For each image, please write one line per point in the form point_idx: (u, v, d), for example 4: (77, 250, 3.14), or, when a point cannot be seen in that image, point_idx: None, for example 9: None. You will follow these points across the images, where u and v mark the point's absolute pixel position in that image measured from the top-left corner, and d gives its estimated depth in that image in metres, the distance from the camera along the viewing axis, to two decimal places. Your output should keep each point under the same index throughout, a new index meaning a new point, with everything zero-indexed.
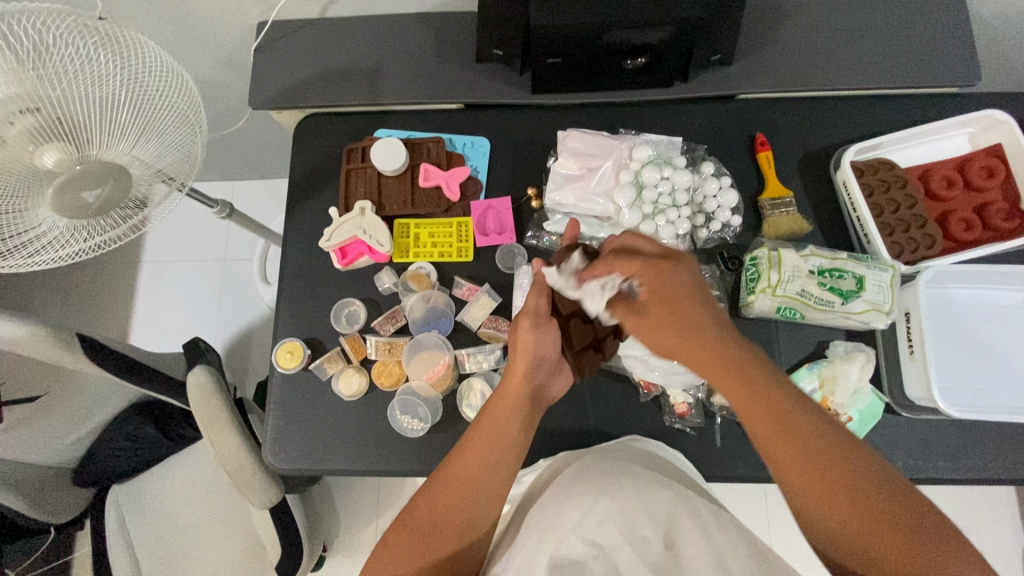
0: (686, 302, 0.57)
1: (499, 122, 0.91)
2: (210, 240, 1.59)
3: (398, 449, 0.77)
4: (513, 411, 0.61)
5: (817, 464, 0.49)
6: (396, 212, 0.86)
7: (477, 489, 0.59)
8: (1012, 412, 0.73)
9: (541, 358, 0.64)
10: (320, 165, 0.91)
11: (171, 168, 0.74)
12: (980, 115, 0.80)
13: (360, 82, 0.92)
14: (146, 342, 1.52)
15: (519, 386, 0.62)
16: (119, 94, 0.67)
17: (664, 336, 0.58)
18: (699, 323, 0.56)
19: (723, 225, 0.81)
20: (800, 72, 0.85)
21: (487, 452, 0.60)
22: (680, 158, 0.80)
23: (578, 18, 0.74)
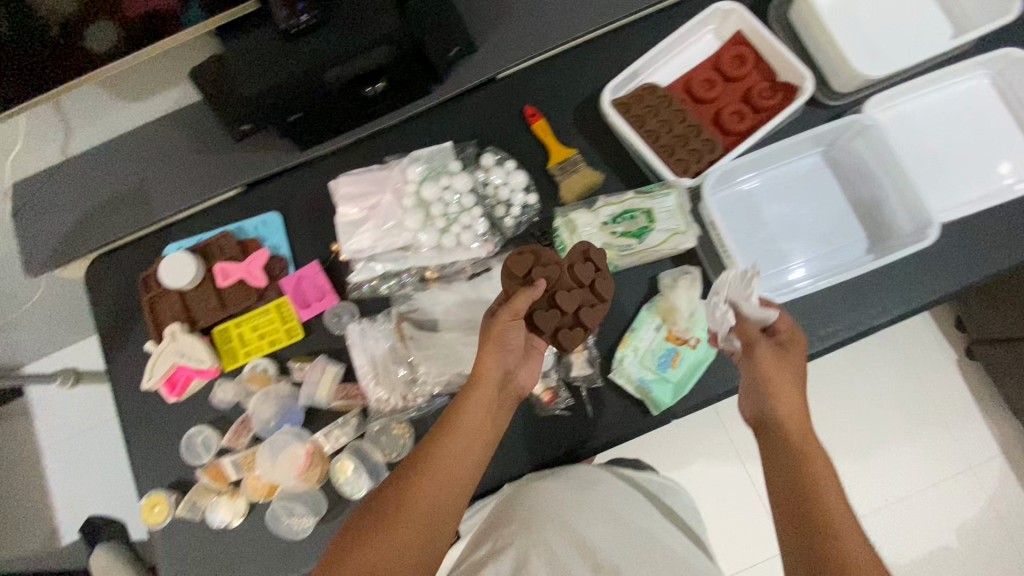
0: (788, 368, 0.63)
1: (282, 190, 0.88)
2: (69, 413, 1.38)
3: (295, 554, 0.74)
4: (490, 403, 0.61)
5: (806, 505, 0.53)
6: (210, 322, 0.82)
7: (445, 501, 0.55)
8: (834, 275, 0.76)
9: (510, 345, 0.64)
10: (124, 305, 0.87)
11: None
12: (709, 12, 0.82)
13: (130, 207, 0.88)
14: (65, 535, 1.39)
15: (495, 378, 0.62)
16: None
17: (770, 373, 0.63)
18: (788, 376, 0.63)
19: (522, 207, 0.82)
20: (539, 36, 0.86)
21: (463, 446, 0.58)
22: (453, 162, 0.79)
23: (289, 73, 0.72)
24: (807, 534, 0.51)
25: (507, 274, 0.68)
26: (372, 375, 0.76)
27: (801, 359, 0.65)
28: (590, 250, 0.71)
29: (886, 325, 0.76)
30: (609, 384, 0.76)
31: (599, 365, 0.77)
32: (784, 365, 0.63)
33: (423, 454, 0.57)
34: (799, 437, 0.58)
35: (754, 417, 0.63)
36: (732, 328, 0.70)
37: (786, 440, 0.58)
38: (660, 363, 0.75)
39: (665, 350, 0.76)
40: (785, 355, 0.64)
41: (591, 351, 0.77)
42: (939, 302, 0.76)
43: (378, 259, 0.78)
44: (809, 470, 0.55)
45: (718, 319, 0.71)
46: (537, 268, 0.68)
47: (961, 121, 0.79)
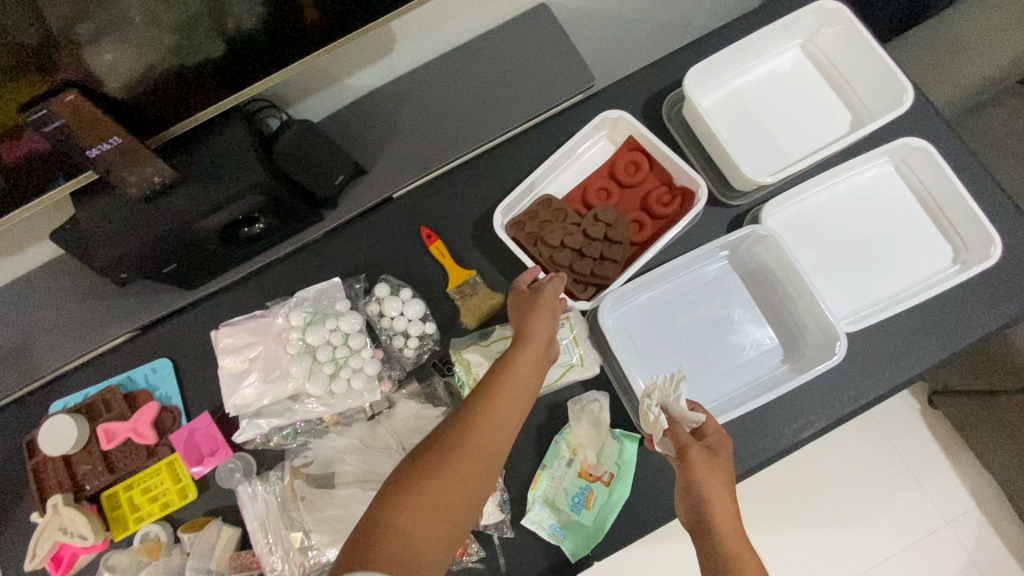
0: (717, 470, 0.58)
1: (175, 333, 0.83)
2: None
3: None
4: (538, 360, 0.60)
5: None
6: (97, 487, 0.77)
7: (486, 462, 0.52)
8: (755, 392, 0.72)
9: (553, 310, 0.66)
10: (10, 469, 0.81)
11: None
12: (598, 120, 0.79)
13: (10, 364, 0.82)
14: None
15: (537, 341, 0.62)
16: None
17: (705, 483, 0.56)
18: (720, 478, 0.57)
19: (420, 338, 0.77)
20: (430, 152, 0.83)
21: (510, 402, 0.55)
22: (340, 301, 0.75)
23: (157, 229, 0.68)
24: None
25: (526, 229, 0.78)
26: (267, 539, 0.71)
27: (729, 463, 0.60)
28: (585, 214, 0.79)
29: (810, 440, 0.70)
30: (523, 531, 0.70)
31: (510, 510, 0.71)
32: (718, 472, 0.58)
33: (472, 406, 0.54)
34: (734, 546, 0.53)
35: (692, 526, 0.57)
36: (663, 434, 0.62)
37: (734, 566, 0.52)
38: (574, 504, 0.70)
39: (580, 487, 0.70)
40: (716, 459, 0.59)
41: (502, 496, 0.70)
42: (864, 409, 0.71)
43: (265, 413, 0.73)
44: None
45: (650, 423, 0.63)
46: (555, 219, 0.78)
47: (869, 212, 0.76)
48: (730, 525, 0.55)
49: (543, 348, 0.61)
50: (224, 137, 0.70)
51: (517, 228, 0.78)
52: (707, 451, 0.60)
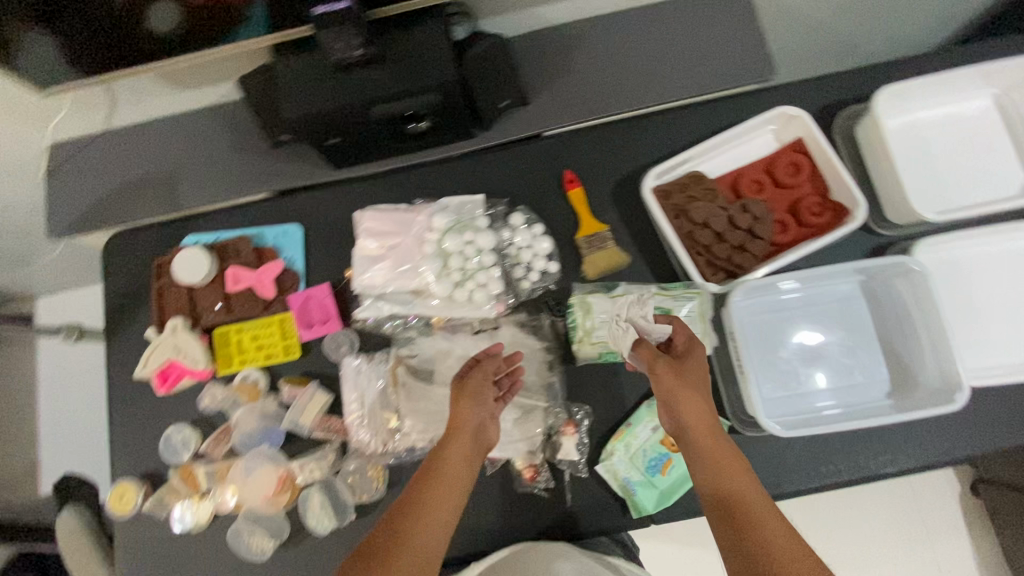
0: (694, 383, 0.62)
1: (310, 204, 0.87)
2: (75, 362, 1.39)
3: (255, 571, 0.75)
4: (464, 454, 0.62)
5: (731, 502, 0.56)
6: (212, 322, 0.82)
7: (423, 547, 0.57)
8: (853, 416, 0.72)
9: (480, 397, 0.66)
10: (136, 284, 0.87)
11: None
12: (773, 113, 0.79)
13: (157, 190, 0.88)
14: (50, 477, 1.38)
15: (461, 429, 0.63)
16: None
17: (677, 396, 0.61)
18: (693, 389, 0.62)
19: (541, 274, 0.79)
20: (594, 100, 0.83)
21: (429, 497, 0.59)
22: (480, 218, 0.77)
23: (344, 103, 0.71)
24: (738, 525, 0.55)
25: (674, 196, 0.79)
26: (362, 412, 0.76)
27: (700, 370, 0.64)
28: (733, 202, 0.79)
29: (892, 477, 0.72)
30: (595, 477, 0.74)
31: (587, 453, 0.74)
32: (687, 384, 0.62)
33: (400, 513, 0.59)
34: (710, 441, 0.59)
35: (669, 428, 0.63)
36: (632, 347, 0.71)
37: (710, 458, 0.58)
38: (650, 466, 0.73)
39: (659, 454, 0.73)
40: (684, 372, 0.63)
41: (582, 438, 0.75)
42: (952, 463, 0.72)
43: (386, 299, 0.77)
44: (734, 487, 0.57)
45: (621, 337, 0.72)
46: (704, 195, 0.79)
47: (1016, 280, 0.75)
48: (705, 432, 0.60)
49: (470, 436, 0.63)
50: (416, 32, 0.71)
51: (664, 194, 0.79)
52: (676, 364, 0.64)
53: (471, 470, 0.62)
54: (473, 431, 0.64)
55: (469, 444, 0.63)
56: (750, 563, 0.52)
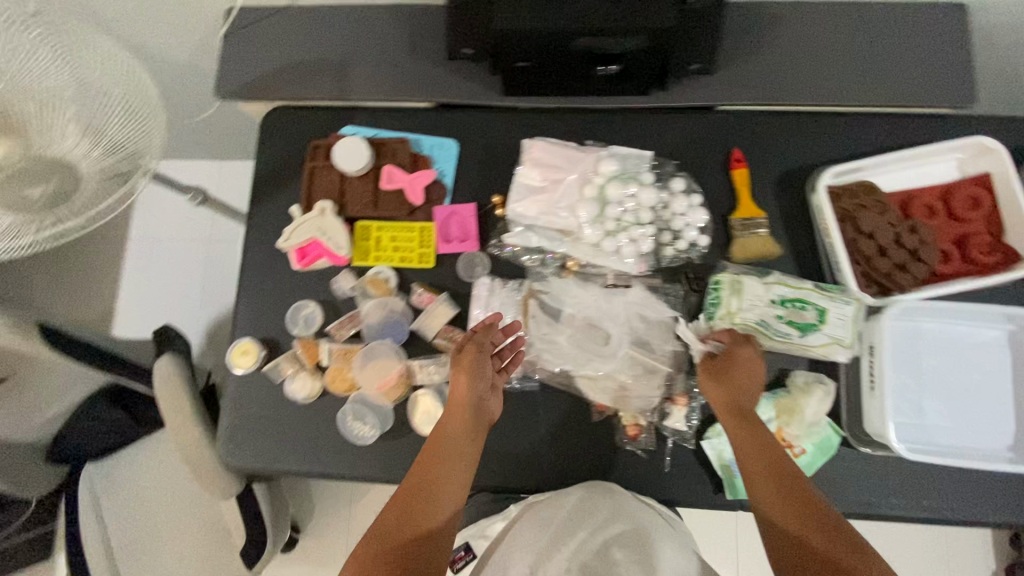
0: (738, 378, 0.69)
1: (471, 123, 0.88)
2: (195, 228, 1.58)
3: (354, 454, 0.78)
4: (458, 429, 0.67)
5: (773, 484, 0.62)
6: (357, 213, 0.84)
7: (436, 510, 0.62)
8: (975, 462, 0.71)
9: (479, 375, 0.70)
10: (286, 160, 0.89)
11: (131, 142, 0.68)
12: (970, 141, 0.76)
13: (327, 74, 0.88)
14: (123, 314, 1.56)
15: (458, 404, 0.68)
16: (55, 82, 0.67)
17: (714, 394, 0.69)
18: (734, 389, 0.68)
19: (689, 245, 0.78)
20: (779, 87, 0.82)
21: (435, 469, 0.64)
22: (647, 174, 0.76)
23: (556, 25, 0.71)
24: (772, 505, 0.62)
25: (843, 200, 0.77)
26: None
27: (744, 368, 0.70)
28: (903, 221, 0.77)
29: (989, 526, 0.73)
30: (697, 451, 0.75)
31: (696, 427, 0.75)
32: (722, 383, 0.69)
33: (405, 483, 0.64)
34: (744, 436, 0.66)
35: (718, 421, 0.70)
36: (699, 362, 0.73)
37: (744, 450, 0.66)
38: None
39: None
40: (722, 371, 0.70)
41: (694, 412, 0.75)
42: None
43: (536, 232, 0.78)
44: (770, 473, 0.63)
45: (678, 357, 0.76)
46: (874, 206, 0.77)
47: None
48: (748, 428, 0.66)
49: (468, 411, 0.68)
50: None
51: (834, 195, 0.78)
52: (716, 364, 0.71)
53: (473, 441, 0.67)
54: (471, 405, 0.68)
55: (469, 418, 0.67)
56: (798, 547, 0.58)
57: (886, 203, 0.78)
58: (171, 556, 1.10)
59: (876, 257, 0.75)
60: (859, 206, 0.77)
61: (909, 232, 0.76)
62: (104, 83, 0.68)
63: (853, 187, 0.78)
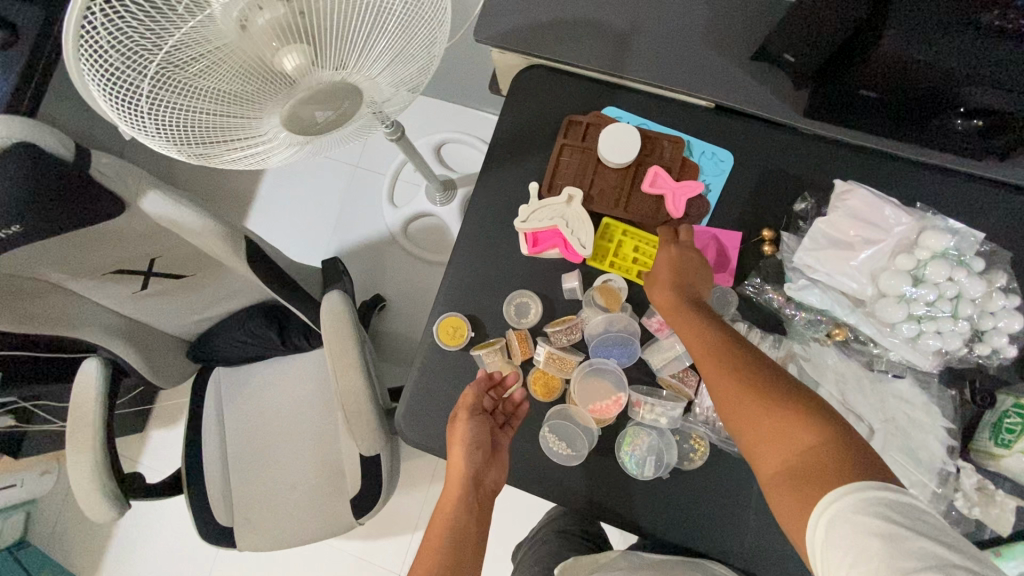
0: (676, 259, 0.67)
1: (753, 140, 0.76)
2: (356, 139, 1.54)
3: (521, 461, 0.72)
4: (454, 506, 0.65)
5: (725, 367, 0.58)
6: (604, 209, 0.75)
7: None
8: None
9: (477, 443, 0.67)
10: (533, 128, 0.80)
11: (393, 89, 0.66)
12: None
13: (606, 43, 0.77)
14: (260, 210, 1.54)
15: (455, 477, 0.66)
16: (389, 14, 0.55)
17: (657, 277, 0.67)
18: (673, 277, 0.66)
19: (993, 352, 0.66)
20: None
21: (433, 560, 0.60)
22: (977, 261, 0.64)
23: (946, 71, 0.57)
24: (727, 400, 0.57)
25: None
26: None
27: (683, 254, 0.68)
28: None
29: None
30: None
31: None
32: (666, 268, 0.67)
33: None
34: (683, 325, 0.63)
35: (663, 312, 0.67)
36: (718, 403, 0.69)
37: (687, 333, 0.62)
38: None
39: None
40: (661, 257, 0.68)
41: None
42: None
43: (820, 290, 0.67)
44: (712, 358, 0.59)
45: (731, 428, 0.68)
46: None
47: None
48: (688, 316, 0.63)
49: (467, 489, 0.66)
50: None
51: None
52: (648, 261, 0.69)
53: (474, 513, 0.65)
54: (471, 478, 0.66)
55: (467, 490, 0.66)
56: (758, 425, 0.54)
57: None
58: (281, 480, 1.09)
59: None
60: None
61: None
62: (422, 25, 0.59)
63: None
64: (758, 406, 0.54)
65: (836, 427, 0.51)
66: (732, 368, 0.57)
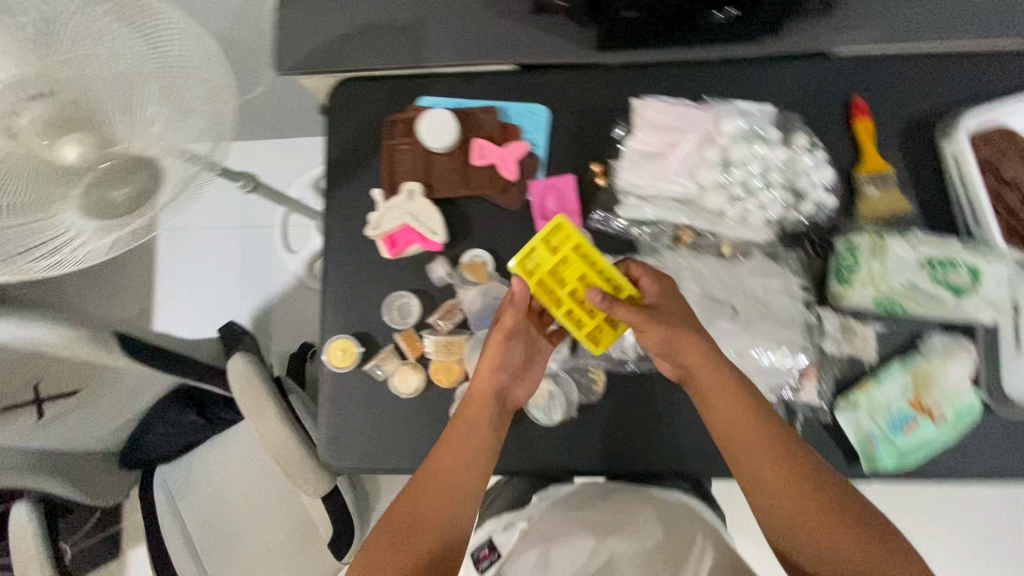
0: (699, 327, 0.65)
1: (561, 86, 0.80)
2: (234, 201, 1.51)
3: None
4: (480, 416, 0.66)
5: (783, 459, 0.59)
6: (446, 192, 0.77)
7: (459, 497, 0.63)
8: None
9: (506, 363, 0.68)
10: (360, 139, 0.81)
11: (207, 146, 0.65)
12: None
13: (400, 40, 0.80)
14: (162, 301, 1.51)
15: (482, 397, 0.67)
16: (138, 70, 0.58)
17: (672, 342, 0.63)
18: (710, 353, 0.62)
19: (816, 206, 0.72)
20: (914, 22, 0.72)
21: (453, 462, 0.64)
22: (773, 131, 0.70)
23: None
24: (778, 484, 0.58)
25: (991, 148, 0.71)
26: None
27: (677, 311, 0.65)
28: None
29: None
30: (830, 424, 0.72)
31: (827, 399, 0.72)
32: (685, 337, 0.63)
33: (427, 467, 0.65)
34: (732, 408, 0.61)
35: (678, 377, 0.66)
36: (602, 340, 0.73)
37: (731, 417, 0.61)
38: (893, 424, 0.70)
39: (902, 414, 0.71)
40: (655, 315, 0.64)
41: (825, 384, 0.71)
42: None
43: (650, 202, 0.72)
44: (760, 447, 0.59)
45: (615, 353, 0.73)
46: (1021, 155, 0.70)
47: None
48: (736, 401, 0.61)
49: (493, 405, 0.67)
50: None
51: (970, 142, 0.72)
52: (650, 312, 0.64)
53: (496, 431, 0.67)
54: (496, 394, 0.67)
55: (491, 405, 0.67)
56: (809, 521, 0.57)
57: None
58: (256, 552, 1.09)
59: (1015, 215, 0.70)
60: (1007, 151, 0.70)
61: None
62: (185, 71, 0.61)
63: (1000, 129, 0.71)
64: (820, 518, 0.57)
65: (873, 526, 0.57)
66: (788, 466, 0.59)
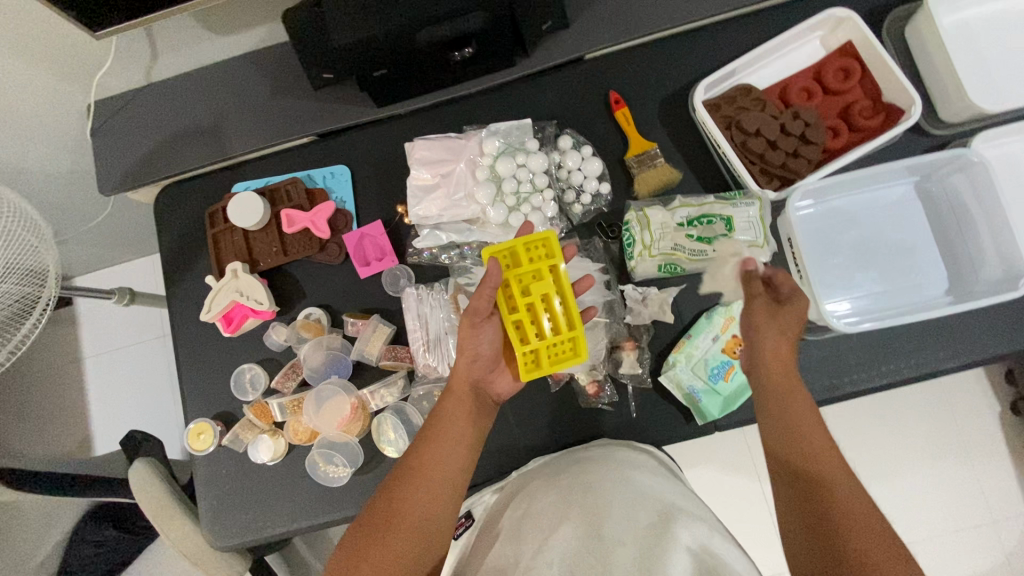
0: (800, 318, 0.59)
1: (357, 145, 0.87)
2: (145, 314, 1.55)
3: (316, 501, 0.78)
4: (463, 405, 0.63)
5: (819, 457, 0.53)
6: (270, 264, 0.83)
7: (445, 481, 0.59)
8: (897, 312, 0.76)
9: (478, 352, 0.64)
10: (191, 236, 0.88)
11: (40, 266, 0.79)
12: (823, 18, 0.77)
13: (201, 140, 0.86)
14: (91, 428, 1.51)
15: (461, 382, 0.64)
16: None
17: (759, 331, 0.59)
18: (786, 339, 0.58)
19: (594, 196, 0.80)
20: (636, 18, 0.79)
21: (437, 449, 0.60)
22: (531, 141, 0.80)
23: (379, 35, 0.67)
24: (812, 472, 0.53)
25: (727, 105, 0.79)
26: (425, 343, 0.78)
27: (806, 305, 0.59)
28: (798, 108, 0.77)
29: (951, 373, 0.75)
30: (658, 387, 0.76)
31: (649, 366, 0.76)
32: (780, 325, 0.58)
33: (410, 456, 0.60)
34: (786, 389, 0.57)
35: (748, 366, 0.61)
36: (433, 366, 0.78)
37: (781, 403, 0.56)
38: (713, 374, 0.74)
39: (719, 362, 0.74)
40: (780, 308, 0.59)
41: (642, 351, 0.76)
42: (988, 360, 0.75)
43: (444, 229, 0.81)
44: (808, 440, 0.54)
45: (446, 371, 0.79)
46: (755, 106, 0.78)
47: None
48: (790, 397, 0.57)
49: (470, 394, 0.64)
50: None
51: (712, 104, 0.79)
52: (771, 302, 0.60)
53: (476, 423, 0.63)
54: (474, 381, 0.64)
55: (469, 395, 0.64)
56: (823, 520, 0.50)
57: (766, 98, 0.79)
58: None
59: (765, 159, 0.76)
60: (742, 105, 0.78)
61: (798, 117, 0.76)
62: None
63: (728, 87, 0.80)
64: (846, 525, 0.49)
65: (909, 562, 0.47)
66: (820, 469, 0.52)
